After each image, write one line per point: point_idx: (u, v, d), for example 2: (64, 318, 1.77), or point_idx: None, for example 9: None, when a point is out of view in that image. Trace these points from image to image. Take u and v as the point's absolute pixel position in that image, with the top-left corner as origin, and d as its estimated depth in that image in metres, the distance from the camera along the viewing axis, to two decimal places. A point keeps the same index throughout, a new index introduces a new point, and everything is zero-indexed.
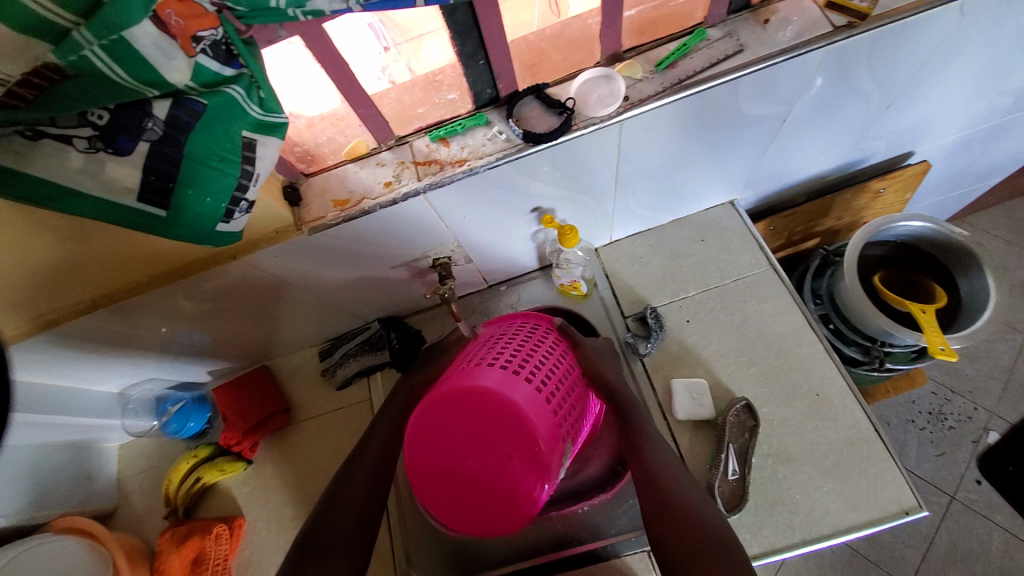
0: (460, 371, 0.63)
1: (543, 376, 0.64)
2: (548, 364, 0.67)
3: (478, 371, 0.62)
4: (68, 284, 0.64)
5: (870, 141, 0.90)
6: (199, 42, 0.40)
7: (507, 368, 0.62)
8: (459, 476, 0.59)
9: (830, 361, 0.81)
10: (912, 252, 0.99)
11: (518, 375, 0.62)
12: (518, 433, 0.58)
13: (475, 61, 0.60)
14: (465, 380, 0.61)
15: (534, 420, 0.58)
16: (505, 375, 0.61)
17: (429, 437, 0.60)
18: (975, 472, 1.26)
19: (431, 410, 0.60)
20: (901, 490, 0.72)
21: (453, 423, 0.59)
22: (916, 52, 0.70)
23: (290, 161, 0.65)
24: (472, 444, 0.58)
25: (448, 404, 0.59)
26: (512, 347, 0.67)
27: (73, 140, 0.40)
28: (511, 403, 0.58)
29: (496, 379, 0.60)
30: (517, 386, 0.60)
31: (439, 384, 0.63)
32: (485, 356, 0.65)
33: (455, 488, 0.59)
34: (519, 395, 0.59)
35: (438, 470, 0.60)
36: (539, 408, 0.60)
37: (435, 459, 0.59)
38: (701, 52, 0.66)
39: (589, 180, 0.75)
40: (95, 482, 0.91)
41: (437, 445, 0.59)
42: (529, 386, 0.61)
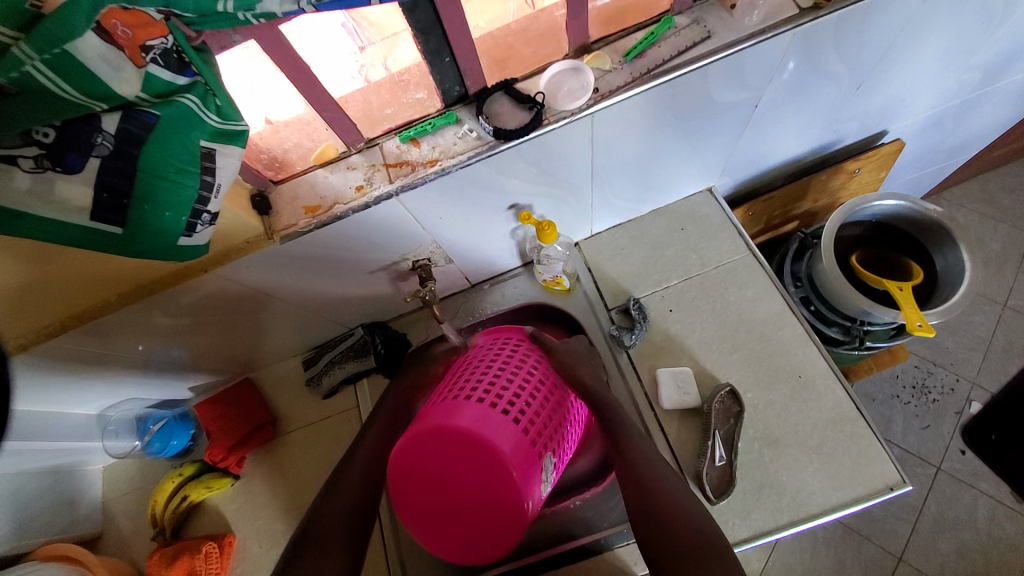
0: (438, 406, 0.62)
1: (523, 405, 0.63)
2: (528, 391, 0.66)
3: (455, 408, 0.60)
4: (32, 308, 0.62)
5: (842, 122, 0.90)
6: (149, 51, 0.39)
7: (485, 401, 0.61)
8: (440, 514, 0.59)
9: (812, 343, 0.82)
10: (889, 231, 1.00)
11: (496, 410, 0.61)
12: (497, 475, 0.57)
13: (441, 58, 0.59)
14: (443, 418, 0.59)
15: (513, 458, 0.57)
16: (483, 411, 0.60)
17: (408, 478, 0.59)
18: (958, 441, 1.29)
19: (409, 450, 0.59)
20: (885, 466, 0.73)
21: (431, 463, 0.58)
22: (881, 32, 0.70)
23: (256, 169, 0.63)
24: (452, 485, 0.57)
25: (425, 444, 0.58)
26: (491, 375, 0.66)
27: (18, 160, 0.38)
28: (490, 443, 0.57)
29: (473, 416, 0.59)
30: (496, 421, 0.59)
31: (417, 421, 0.61)
32: (464, 388, 0.64)
33: (436, 526, 0.59)
34: (497, 433, 0.58)
35: (419, 508, 0.59)
36: (519, 444, 0.59)
37: (416, 498, 0.59)
38: (669, 40, 0.65)
39: (565, 174, 0.74)
40: (78, 507, 0.89)
41: (417, 485, 0.58)
42: (508, 420, 0.60)
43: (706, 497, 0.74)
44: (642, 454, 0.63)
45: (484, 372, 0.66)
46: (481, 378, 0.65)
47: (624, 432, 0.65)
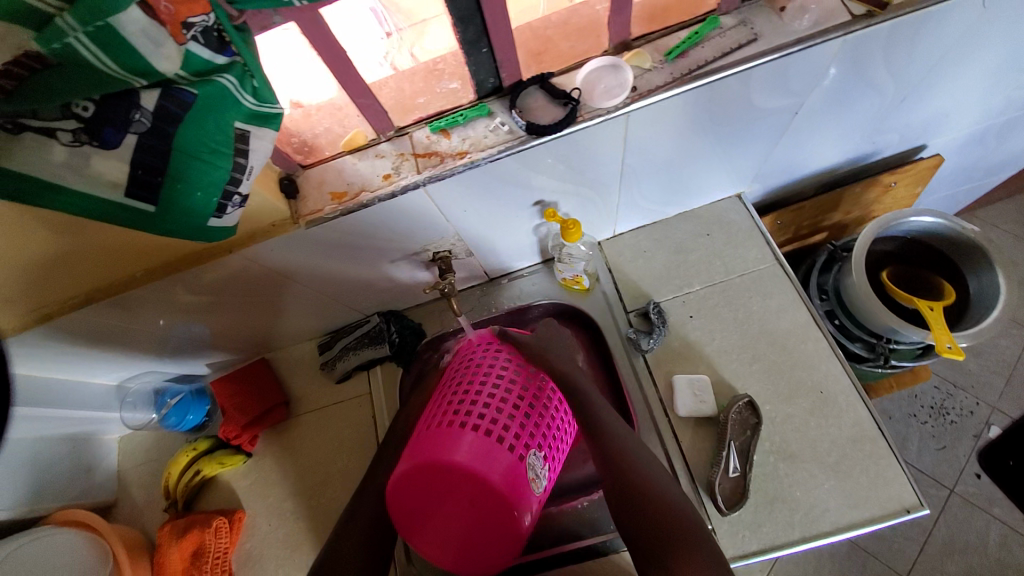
0: (436, 434, 0.59)
1: (522, 433, 0.61)
2: (528, 415, 0.63)
3: (454, 439, 0.57)
4: (60, 278, 0.63)
5: (882, 134, 0.87)
6: (189, 29, 0.39)
7: (485, 432, 0.58)
8: (435, 546, 0.58)
9: (835, 358, 0.80)
10: (924, 248, 0.97)
11: (496, 442, 0.58)
12: (494, 509, 0.56)
13: (478, 48, 0.58)
14: (441, 452, 0.57)
15: (512, 496, 0.56)
16: (483, 443, 0.57)
17: (405, 511, 0.57)
18: (974, 465, 1.26)
19: (406, 483, 0.57)
20: (903, 487, 0.72)
21: (429, 498, 0.56)
22: (934, 44, 0.67)
23: (286, 152, 0.63)
24: (449, 520, 0.56)
25: (424, 478, 0.56)
26: (491, 396, 0.62)
27: (56, 133, 0.38)
28: (489, 483, 0.55)
29: (473, 451, 0.57)
30: (496, 456, 0.57)
31: (414, 449, 0.59)
32: (462, 412, 0.60)
33: (431, 555, 0.58)
34: (496, 470, 0.56)
35: (415, 538, 0.58)
36: (519, 480, 0.57)
37: (411, 530, 0.57)
38: (713, 41, 0.63)
39: (593, 173, 0.73)
40: (94, 475, 0.91)
41: (414, 519, 0.57)
42: (509, 454, 0.58)
43: (717, 507, 0.73)
44: (630, 449, 0.61)
45: (483, 391, 0.63)
46: (480, 401, 0.61)
47: (609, 429, 0.63)
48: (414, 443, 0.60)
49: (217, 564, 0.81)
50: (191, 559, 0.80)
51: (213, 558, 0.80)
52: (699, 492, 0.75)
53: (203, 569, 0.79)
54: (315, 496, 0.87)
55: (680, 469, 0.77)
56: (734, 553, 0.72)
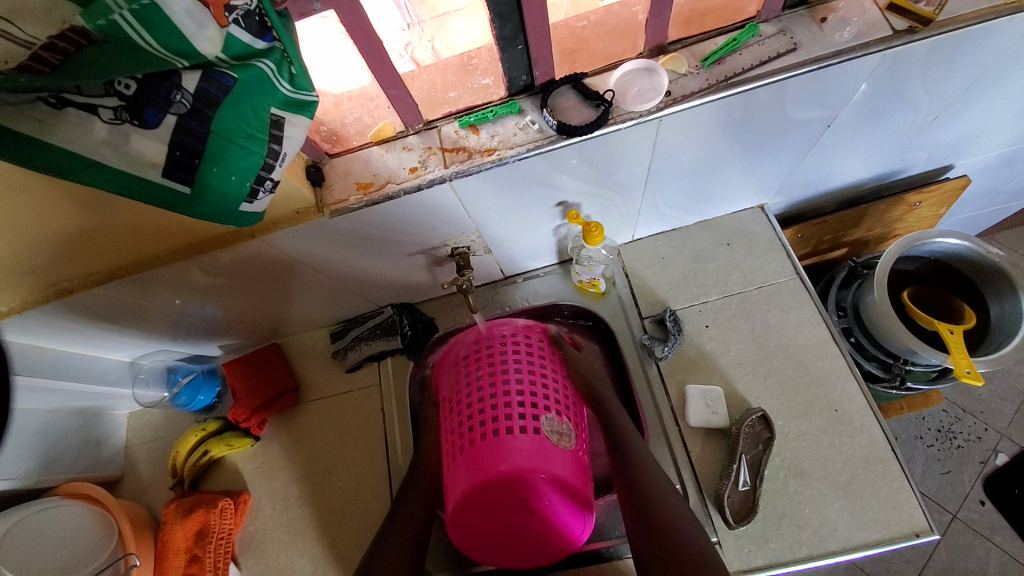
0: (483, 446, 0.61)
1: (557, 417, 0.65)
2: (553, 400, 0.67)
3: (505, 445, 0.61)
4: (84, 254, 0.63)
5: (911, 152, 0.86)
6: (232, 11, 0.38)
7: (529, 429, 0.62)
8: (509, 543, 0.63)
9: (851, 377, 0.79)
10: (947, 270, 0.96)
11: (543, 434, 0.62)
12: (564, 496, 0.61)
13: (513, 44, 0.57)
14: (498, 462, 0.60)
15: (572, 478, 0.61)
16: (534, 441, 0.61)
17: (476, 523, 0.61)
18: (979, 492, 1.25)
19: (472, 499, 0.60)
20: (914, 511, 0.71)
21: (500, 504, 0.60)
22: (972, 64, 0.66)
23: (315, 141, 0.63)
24: (521, 519, 0.61)
25: (489, 490, 0.60)
26: (517, 390, 0.65)
27: (98, 110, 0.38)
28: (551, 474, 0.60)
29: (531, 450, 0.60)
30: (552, 450, 0.61)
31: (468, 467, 0.61)
32: (498, 415, 0.63)
33: (508, 551, 0.64)
34: (553, 460, 0.61)
35: (489, 541, 0.63)
36: (575, 465, 0.63)
37: (485, 536, 0.62)
38: (751, 49, 0.62)
39: (619, 177, 0.72)
40: (103, 449, 0.92)
41: (486, 528, 0.61)
42: (558, 442, 0.62)
43: (725, 521, 0.72)
44: (648, 475, 0.65)
45: (508, 388, 0.65)
46: (510, 399, 0.64)
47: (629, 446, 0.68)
48: (462, 460, 0.62)
49: (221, 544, 0.81)
50: (196, 538, 0.80)
51: (218, 538, 0.80)
52: (707, 504, 0.75)
53: (208, 548, 0.79)
54: (321, 483, 0.88)
55: (688, 480, 0.77)
56: (738, 566, 0.71)
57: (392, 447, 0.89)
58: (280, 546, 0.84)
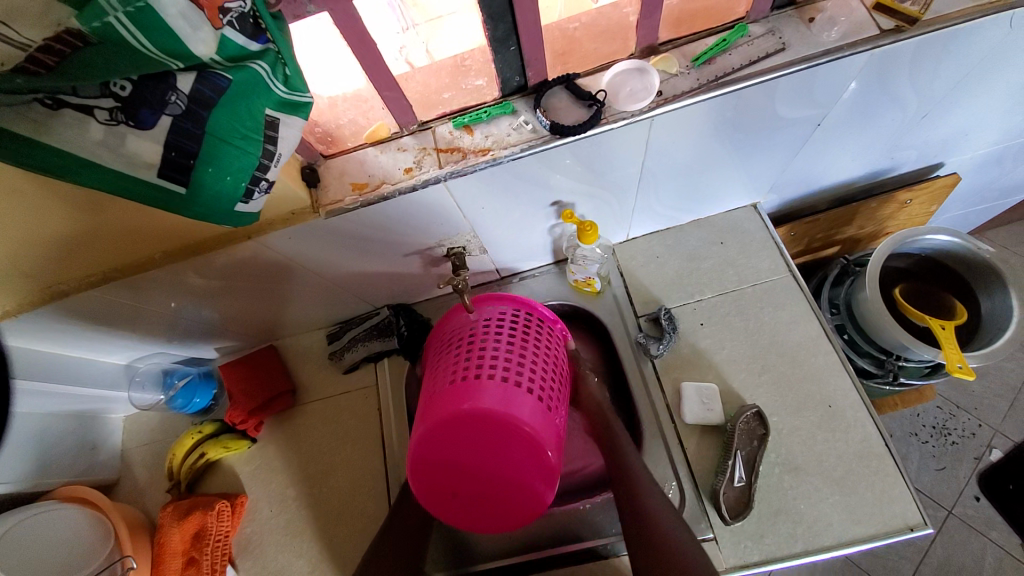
0: (453, 390, 0.63)
1: (537, 379, 0.66)
2: (538, 364, 0.67)
3: (478, 388, 0.62)
4: (78, 256, 0.63)
5: (901, 150, 0.87)
6: (226, 13, 0.39)
7: (504, 380, 0.63)
8: (469, 491, 0.63)
9: (845, 373, 0.80)
10: (934, 266, 0.97)
11: (518, 386, 0.63)
12: (525, 447, 0.61)
13: (505, 46, 0.58)
14: (468, 401, 0.61)
15: (540, 432, 0.62)
16: (502, 388, 0.62)
17: (436, 462, 0.62)
18: (974, 488, 1.26)
19: (435, 437, 0.62)
20: (908, 505, 0.72)
21: (459, 445, 0.62)
22: (957, 62, 0.67)
23: (309, 142, 0.64)
24: (480, 463, 0.62)
25: (453, 427, 0.61)
26: (501, 348, 0.66)
27: (94, 111, 0.38)
28: (519, 423, 0.61)
29: (496, 397, 0.62)
30: (520, 401, 0.62)
31: (437, 408, 0.63)
32: (475, 365, 0.64)
33: (467, 502, 0.64)
34: (523, 410, 0.62)
35: (448, 489, 0.63)
36: (543, 419, 0.63)
37: (444, 478, 0.63)
38: (741, 48, 0.63)
39: (612, 176, 0.73)
40: (99, 453, 0.91)
41: (444, 468, 0.62)
42: (528, 394, 0.63)
43: (720, 517, 0.73)
44: (644, 484, 0.67)
45: (491, 345, 0.66)
46: (489, 354, 0.65)
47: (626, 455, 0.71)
48: (435, 401, 0.64)
49: (217, 547, 0.81)
50: (192, 540, 0.80)
51: (214, 540, 0.80)
52: (704, 501, 0.75)
53: (204, 550, 0.79)
54: (317, 485, 0.88)
55: (684, 477, 0.77)
56: (735, 562, 0.72)
57: (389, 447, 0.89)
58: (277, 548, 0.84)
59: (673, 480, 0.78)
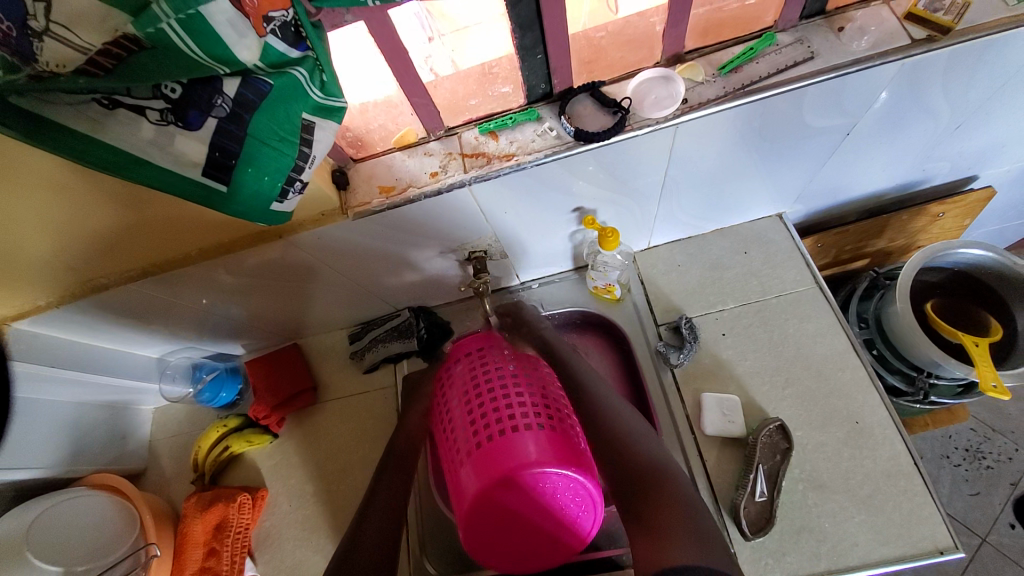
0: (491, 447, 0.61)
1: (563, 416, 0.65)
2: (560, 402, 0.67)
3: (518, 442, 0.60)
4: (121, 251, 0.66)
5: (933, 162, 0.85)
6: (270, 22, 0.41)
7: (539, 426, 0.62)
8: (526, 535, 0.63)
9: (873, 389, 0.78)
10: (969, 282, 0.94)
11: (554, 431, 0.62)
12: (575, 488, 0.60)
13: (533, 53, 0.59)
14: (510, 460, 0.59)
15: (585, 468, 0.61)
16: (540, 436, 0.61)
17: (489, 519, 0.61)
18: (1010, 516, 1.20)
19: (484, 500, 0.60)
20: (938, 528, 0.69)
21: (511, 501, 0.60)
22: (994, 72, 0.66)
23: (341, 146, 0.66)
24: (530, 514, 0.61)
25: (500, 489, 0.59)
26: (526, 394, 0.65)
27: (146, 111, 0.41)
28: (566, 474, 0.59)
29: (538, 447, 0.60)
30: (560, 444, 0.61)
31: (480, 469, 0.60)
32: (505, 416, 0.63)
33: (518, 547, 0.64)
34: (565, 455, 0.60)
35: (504, 537, 0.63)
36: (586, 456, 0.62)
37: (499, 531, 0.63)
38: (769, 57, 0.63)
39: (635, 183, 0.73)
40: (128, 443, 0.95)
41: (498, 522, 0.61)
42: (563, 435, 0.62)
43: (740, 532, 0.71)
44: (624, 424, 0.64)
45: (515, 393, 0.65)
46: (517, 403, 0.64)
47: (613, 411, 0.66)
48: (475, 462, 0.61)
49: (238, 538, 0.82)
50: (214, 531, 0.82)
51: (235, 532, 0.82)
52: (723, 514, 0.74)
53: (225, 542, 0.81)
54: (335, 482, 0.89)
55: (704, 490, 0.76)
56: None
57: None
58: (293, 543, 0.85)
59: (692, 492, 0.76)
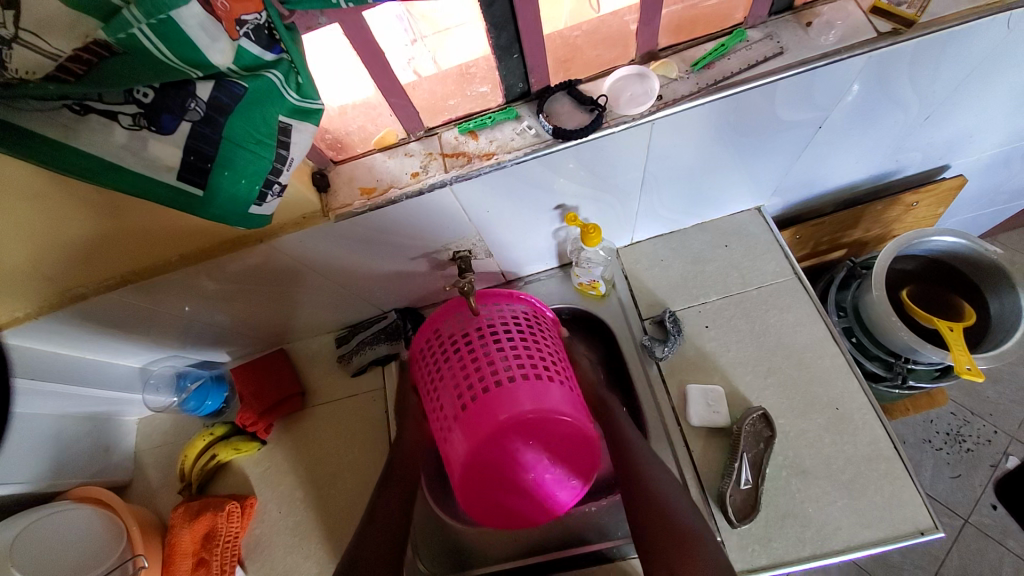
0: (482, 402, 0.62)
1: (552, 365, 0.66)
2: (548, 353, 0.68)
3: (503, 397, 0.61)
4: (98, 259, 0.65)
5: (905, 153, 0.88)
6: (243, 25, 0.40)
7: (528, 376, 0.63)
8: (525, 483, 0.65)
9: (852, 375, 0.80)
10: (941, 268, 0.97)
11: (543, 380, 0.63)
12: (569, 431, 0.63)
13: (509, 53, 0.60)
14: (499, 415, 0.60)
15: (576, 410, 0.63)
16: (530, 385, 0.62)
17: (489, 471, 0.63)
18: (990, 496, 1.23)
19: (481, 453, 0.61)
20: (918, 509, 0.71)
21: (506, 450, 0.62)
22: (959, 62, 0.67)
23: (320, 148, 0.66)
24: (524, 465, 0.64)
25: (492, 446, 0.61)
26: (503, 348, 0.66)
27: (118, 116, 0.41)
28: (558, 417, 0.61)
29: (529, 395, 0.61)
30: (550, 391, 0.63)
31: (474, 425, 0.61)
32: (493, 370, 0.63)
33: (518, 495, 0.66)
34: (553, 399, 0.62)
35: (503, 488, 0.65)
36: (575, 399, 0.65)
37: (498, 481, 0.64)
38: (739, 53, 0.65)
39: (615, 180, 0.74)
40: (113, 455, 0.93)
41: (497, 473, 0.63)
42: (552, 382, 0.64)
43: (728, 520, 0.73)
44: (650, 469, 0.70)
45: (493, 348, 0.66)
46: (498, 358, 0.64)
47: (638, 453, 0.73)
48: (467, 418, 0.62)
49: (227, 547, 0.82)
50: (203, 541, 0.82)
51: (224, 541, 0.81)
52: (710, 504, 0.75)
53: (214, 551, 0.80)
54: (325, 487, 0.89)
55: (692, 480, 0.77)
56: (742, 566, 0.71)
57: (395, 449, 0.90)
58: (284, 549, 0.85)
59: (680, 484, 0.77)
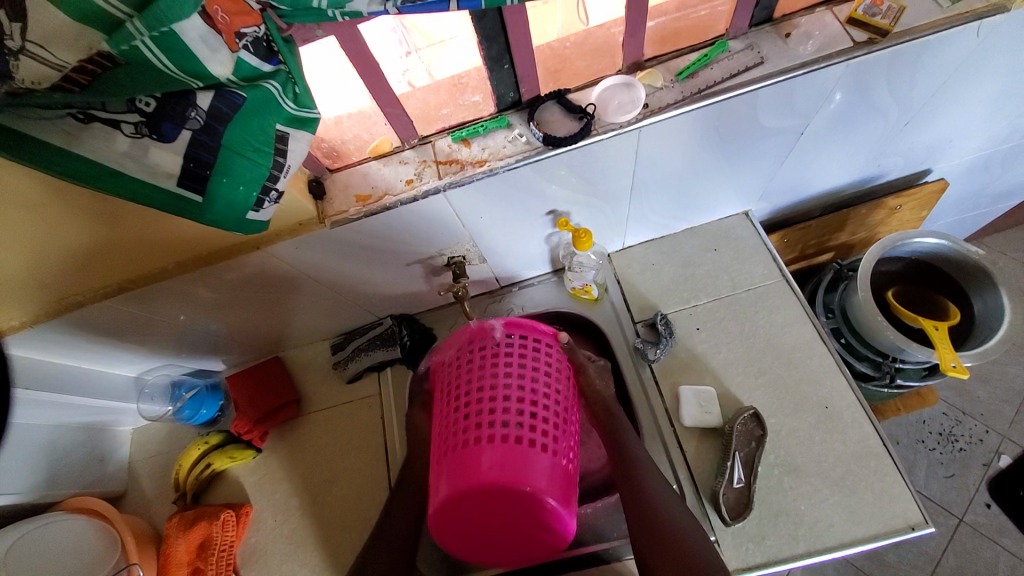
0: (460, 453, 0.63)
1: (542, 428, 0.64)
2: (543, 411, 0.65)
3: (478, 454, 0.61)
4: (96, 267, 0.66)
5: (886, 158, 0.90)
6: (243, 38, 0.43)
7: (508, 439, 0.62)
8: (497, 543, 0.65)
9: (841, 373, 0.81)
10: (926, 269, 0.99)
11: (523, 446, 0.62)
12: (536, 506, 0.61)
13: (500, 64, 0.62)
14: (470, 472, 0.61)
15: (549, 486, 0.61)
16: (506, 450, 0.61)
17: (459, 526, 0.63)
18: (984, 495, 1.24)
19: (450, 508, 0.62)
20: (908, 505, 0.72)
21: (474, 511, 0.62)
22: (935, 69, 0.70)
23: (316, 156, 0.67)
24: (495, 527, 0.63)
25: (460, 501, 0.61)
26: (496, 400, 0.64)
27: (121, 125, 0.42)
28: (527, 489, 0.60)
29: (500, 461, 0.60)
30: (526, 459, 0.61)
31: (448, 474, 0.63)
32: (475, 424, 0.63)
33: (491, 552, 0.66)
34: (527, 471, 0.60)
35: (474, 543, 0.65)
36: (554, 473, 0.62)
37: (468, 536, 0.65)
38: (722, 63, 0.67)
39: (605, 186, 0.76)
40: (107, 465, 0.93)
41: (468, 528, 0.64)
42: (533, 451, 0.62)
43: (722, 519, 0.73)
44: (651, 485, 0.69)
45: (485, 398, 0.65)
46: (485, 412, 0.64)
47: (638, 463, 0.72)
48: (444, 465, 0.64)
49: (222, 556, 0.81)
50: (198, 551, 0.81)
51: (219, 550, 0.81)
52: (705, 504, 0.76)
53: (209, 560, 0.80)
54: (320, 494, 0.89)
55: (685, 480, 0.78)
56: (737, 564, 0.72)
57: (392, 455, 0.90)
58: (279, 558, 0.84)
59: (674, 483, 0.78)
